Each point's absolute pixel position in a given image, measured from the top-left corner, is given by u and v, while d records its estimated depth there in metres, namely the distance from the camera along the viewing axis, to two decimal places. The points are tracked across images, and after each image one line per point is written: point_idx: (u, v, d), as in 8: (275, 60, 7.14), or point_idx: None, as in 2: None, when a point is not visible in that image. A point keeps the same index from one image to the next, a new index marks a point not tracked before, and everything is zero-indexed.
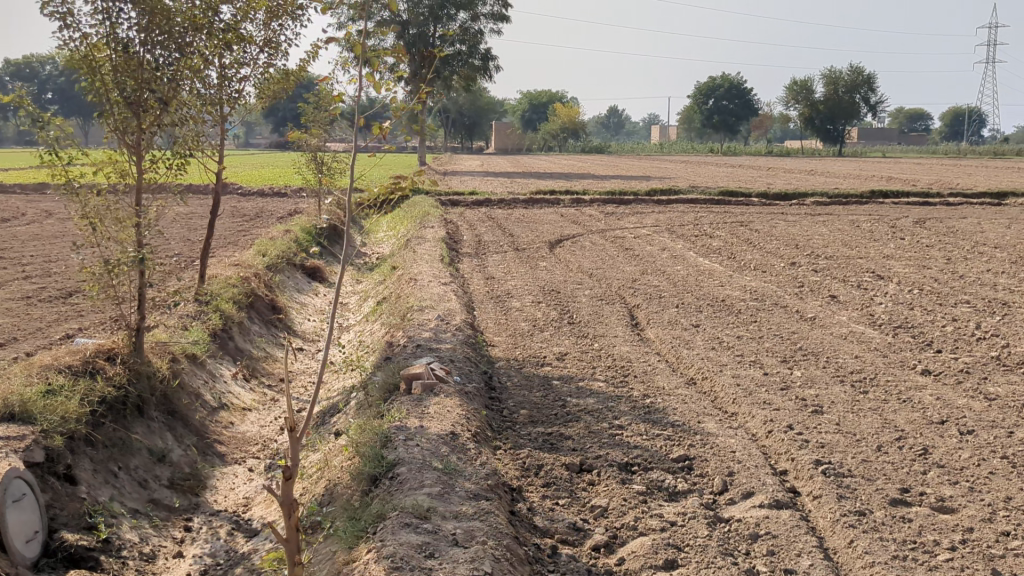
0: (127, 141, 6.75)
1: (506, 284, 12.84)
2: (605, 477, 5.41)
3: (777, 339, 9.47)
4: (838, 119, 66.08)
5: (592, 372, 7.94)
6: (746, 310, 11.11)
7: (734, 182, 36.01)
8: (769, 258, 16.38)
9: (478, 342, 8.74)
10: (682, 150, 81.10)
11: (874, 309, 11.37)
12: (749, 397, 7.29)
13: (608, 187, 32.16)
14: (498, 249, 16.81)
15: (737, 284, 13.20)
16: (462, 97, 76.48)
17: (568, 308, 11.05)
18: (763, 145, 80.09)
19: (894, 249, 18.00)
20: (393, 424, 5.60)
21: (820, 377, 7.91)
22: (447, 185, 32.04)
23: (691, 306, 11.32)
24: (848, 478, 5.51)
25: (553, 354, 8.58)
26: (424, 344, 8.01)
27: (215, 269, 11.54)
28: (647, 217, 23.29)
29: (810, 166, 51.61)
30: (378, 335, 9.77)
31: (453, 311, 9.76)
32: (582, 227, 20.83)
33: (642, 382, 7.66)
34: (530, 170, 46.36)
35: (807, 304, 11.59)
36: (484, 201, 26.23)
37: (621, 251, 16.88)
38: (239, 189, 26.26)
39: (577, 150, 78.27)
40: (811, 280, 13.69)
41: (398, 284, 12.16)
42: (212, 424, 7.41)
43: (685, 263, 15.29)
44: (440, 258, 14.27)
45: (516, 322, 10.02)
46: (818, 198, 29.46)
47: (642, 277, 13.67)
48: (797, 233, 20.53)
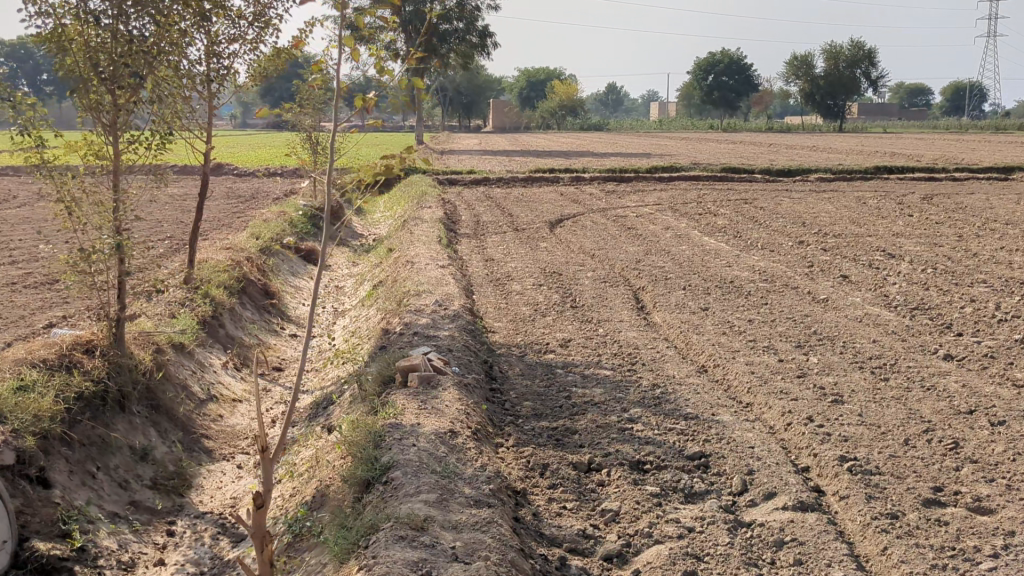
0: (102, 120, 6.31)
1: (506, 266, 12.46)
2: (615, 477, 5.04)
3: (790, 323, 9.10)
4: (839, 95, 65.41)
5: (599, 360, 7.57)
6: (756, 292, 10.73)
7: (736, 159, 35.54)
8: (775, 236, 16.00)
9: (479, 329, 8.36)
10: (682, 126, 80.48)
11: (888, 289, 10.99)
12: (765, 386, 6.93)
13: (609, 164, 31.72)
14: (498, 229, 16.41)
15: (745, 264, 12.82)
16: (460, 75, 75.76)
17: (571, 291, 10.67)
18: (763, 121, 79.44)
19: (903, 226, 17.60)
20: (388, 421, 5.22)
21: (837, 364, 7.55)
22: (445, 163, 31.58)
23: (698, 287, 10.94)
24: (876, 477, 5.15)
25: (557, 341, 8.20)
26: (422, 332, 7.63)
27: (206, 253, 11.15)
28: (649, 195, 22.88)
29: (811, 142, 51.08)
30: (375, 320, 9.39)
31: (452, 296, 9.38)
32: (583, 206, 20.43)
33: (651, 371, 7.29)
34: (529, 147, 45.86)
35: (818, 285, 11.21)
36: (483, 180, 25.80)
37: (624, 230, 16.48)
38: (235, 170, 25.84)
39: (576, 127, 77.66)
40: (821, 259, 13.31)
41: (395, 267, 11.76)
42: (199, 418, 7.03)
43: (689, 243, 14.91)
44: (438, 239, 13.88)
45: (517, 307, 9.63)
46: (822, 174, 29.00)
47: (647, 258, 13.29)
48: (802, 211, 20.12)
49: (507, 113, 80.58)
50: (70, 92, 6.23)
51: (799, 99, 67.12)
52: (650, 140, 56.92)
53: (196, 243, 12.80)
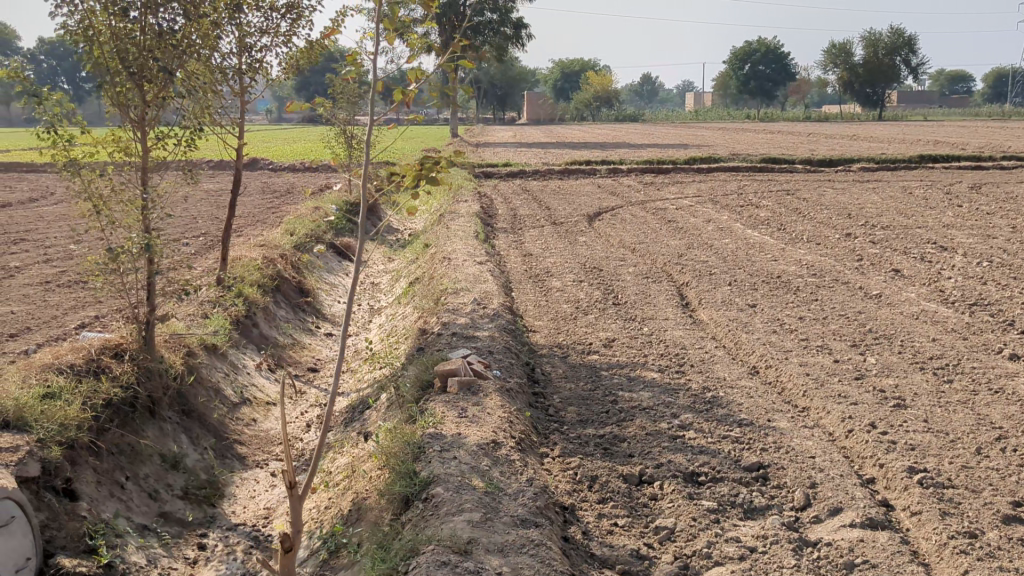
0: (131, 115, 6.06)
1: (545, 261, 12.17)
2: (669, 492, 4.73)
3: (843, 321, 8.71)
4: (878, 82, 64.20)
5: (645, 361, 7.26)
6: (805, 287, 10.34)
7: (775, 149, 34.92)
8: (821, 228, 15.53)
9: (519, 329, 8.07)
10: (718, 117, 79.57)
11: (943, 284, 10.55)
12: (821, 389, 6.59)
13: (645, 155, 31.32)
14: (535, 223, 16.12)
15: (791, 258, 12.42)
16: (494, 67, 75.49)
17: (613, 287, 10.35)
18: (801, 110, 78.29)
19: (953, 217, 17.04)
20: (427, 431, 4.95)
21: (898, 365, 7.16)
22: (480, 156, 31.35)
23: (744, 283, 10.57)
24: (949, 491, 4.79)
25: (600, 340, 7.88)
26: (461, 332, 7.36)
27: (240, 250, 10.99)
28: (688, 187, 22.46)
29: (853, 131, 50.09)
30: (412, 319, 9.14)
31: (491, 294, 9.10)
32: (621, 198, 20.08)
33: (701, 373, 6.96)
34: (564, 138, 45.54)
35: (870, 280, 10.78)
36: (518, 172, 25.51)
37: (663, 223, 16.11)
38: (270, 165, 25.77)
39: (610, 118, 77.09)
40: (870, 252, 12.86)
41: (432, 263, 11.52)
42: (232, 423, 6.82)
43: (732, 235, 14.52)
44: (475, 234, 13.61)
45: (557, 305, 9.32)
46: (866, 163, 28.34)
47: (689, 252, 12.93)
48: (847, 202, 19.58)
49: (541, 105, 80.15)
50: (97, 88, 6.00)
51: (837, 87, 66.00)
52: (687, 130, 56.32)
53: (231, 241, 12.67)
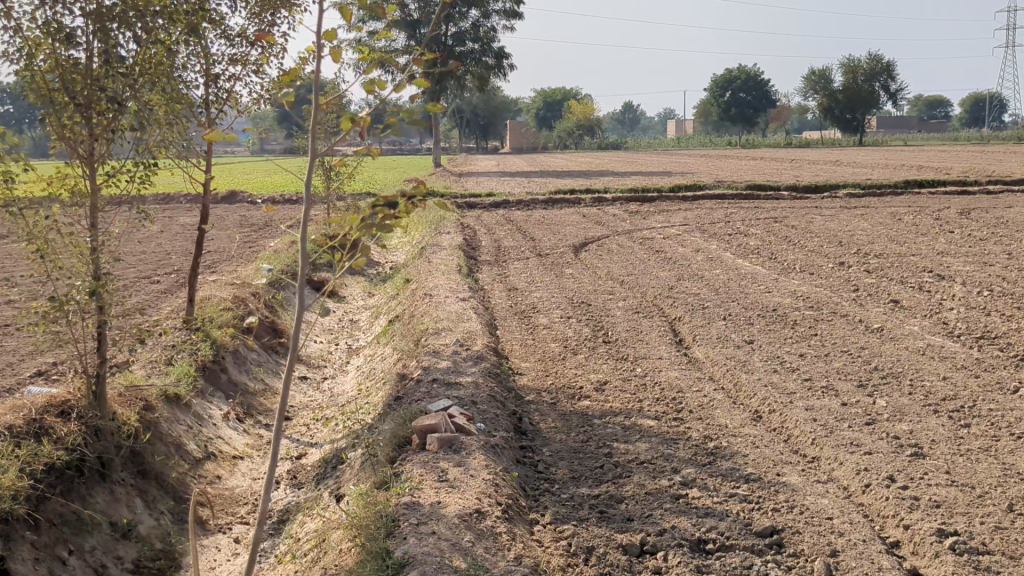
0: (80, 150, 5.55)
1: (531, 296, 11.71)
2: (675, 565, 4.22)
3: (847, 357, 8.25)
4: (858, 109, 64.41)
5: (640, 407, 6.77)
6: (802, 321, 9.90)
7: (760, 175, 34.70)
8: (813, 257, 15.15)
9: (504, 372, 7.56)
10: (700, 144, 79.72)
11: (945, 315, 10.13)
12: (831, 437, 6.11)
13: (630, 184, 31.01)
14: (520, 255, 15.68)
15: (785, 289, 12.01)
16: (476, 96, 75.54)
17: (603, 323, 9.88)
18: (782, 136, 78.50)
19: (946, 243, 16.70)
20: (403, 499, 4.44)
21: (910, 408, 6.69)
22: (463, 186, 30.99)
23: (739, 317, 10.12)
24: (987, 559, 4.30)
25: (591, 384, 7.39)
26: (441, 378, 6.85)
27: (211, 289, 10.47)
28: (674, 215, 22.09)
29: (833, 156, 50.11)
30: (390, 361, 8.63)
31: (474, 334, 8.59)
32: (607, 228, 19.67)
33: (700, 420, 6.47)
34: (548, 167, 45.34)
35: (869, 312, 10.36)
36: (502, 202, 25.12)
37: (651, 253, 15.70)
38: (248, 197, 25.32)
39: (593, 147, 77.09)
40: (866, 282, 12.46)
41: (412, 299, 11.03)
42: (193, 483, 6.27)
43: (723, 266, 14.11)
44: (458, 268, 13.14)
45: (544, 344, 8.83)
46: (851, 189, 28.13)
47: (680, 284, 12.49)
48: (837, 229, 19.25)
49: (524, 134, 80.17)
50: (40, 121, 5.49)
51: (818, 113, 66.22)
52: (671, 157, 56.32)
53: (204, 280, 12.16)
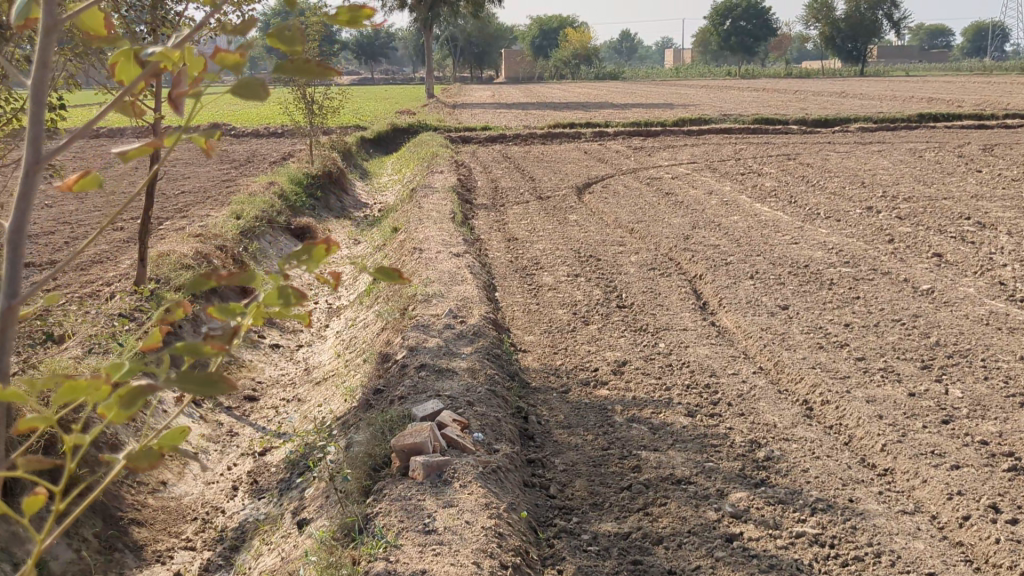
0: None
1: (533, 247, 10.56)
2: None
3: (901, 329, 7.11)
4: (860, 38, 62.23)
5: (667, 397, 5.68)
6: (840, 280, 8.75)
7: (767, 108, 33.22)
8: (836, 200, 13.96)
9: (505, 351, 6.45)
10: (699, 73, 77.72)
11: (999, 273, 8.97)
12: (906, 441, 5.01)
13: (632, 117, 29.63)
14: (519, 197, 14.48)
15: (813, 239, 10.85)
16: (470, 22, 73.51)
17: (614, 283, 8.73)
18: (784, 65, 76.34)
19: (977, 184, 15.45)
20: (378, 564, 3.34)
21: (992, 400, 5.57)
22: (456, 118, 29.59)
23: (768, 275, 8.98)
24: None
25: (608, 365, 6.27)
26: (430, 364, 5.74)
27: (172, 243, 9.32)
28: (680, 152, 20.79)
29: (836, 88, 48.39)
30: (374, 332, 7.52)
31: (469, 301, 7.42)
32: (610, 166, 18.41)
33: (743, 416, 5.37)
34: (544, 98, 43.88)
35: (913, 268, 9.21)
36: (497, 136, 23.77)
37: (660, 196, 14.53)
38: (232, 132, 24.11)
39: (590, 76, 75.23)
40: (900, 231, 11.29)
41: (400, 253, 9.88)
42: (130, 495, 5.22)
43: (740, 211, 12.95)
44: (452, 214, 11.93)
45: (548, 313, 7.68)
46: (863, 123, 26.74)
47: (695, 232, 11.36)
48: (855, 167, 17.99)
49: (519, 63, 78.19)
50: None
51: (820, 43, 64.16)
52: (671, 88, 54.68)
53: (169, 230, 11.03)
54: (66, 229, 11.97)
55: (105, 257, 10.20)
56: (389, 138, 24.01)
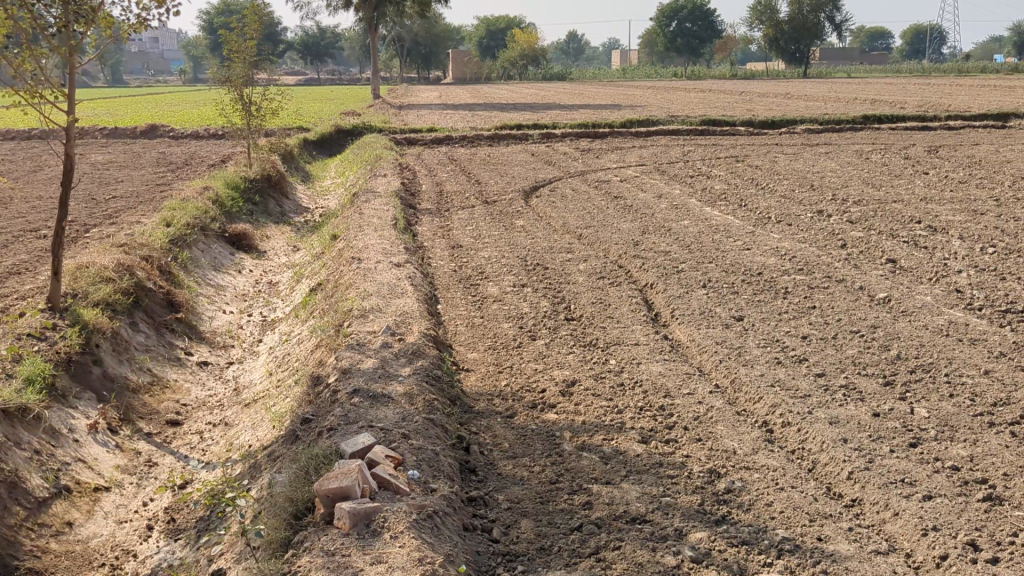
0: None
1: (478, 255, 10.15)
2: None
3: (860, 342, 6.82)
4: (803, 40, 62.73)
5: (620, 420, 5.30)
6: (795, 288, 8.47)
7: (714, 109, 33.16)
8: (786, 203, 13.78)
9: (447, 371, 6.04)
10: (646, 74, 77.94)
11: (954, 280, 8.78)
12: (873, 468, 4.70)
13: (580, 117, 29.35)
14: (464, 202, 14.06)
15: (765, 244, 10.60)
16: (418, 20, 72.96)
17: (563, 294, 8.35)
18: (729, 66, 76.78)
19: (924, 187, 15.39)
20: None
21: (960, 420, 5.29)
22: (402, 119, 29.14)
23: (721, 283, 8.67)
24: None
25: (556, 385, 5.89)
26: (364, 389, 5.29)
27: (92, 253, 8.75)
28: (629, 153, 20.54)
29: (781, 89, 48.64)
30: (308, 350, 7.05)
31: (408, 316, 6.99)
32: (558, 168, 18.06)
33: (700, 442, 5.01)
34: (492, 99, 43.53)
35: (868, 276, 8.98)
36: (443, 138, 23.31)
37: (609, 199, 14.22)
38: (170, 134, 23.36)
39: (537, 77, 75.07)
40: (852, 236, 11.10)
41: (338, 262, 9.41)
42: (29, 539, 4.71)
43: (690, 215, 12.68)
44: (394, 220, 11.48)
45: (493, 327, 7.29)
46: (810, 124, 26.78)
47: (645, 238, 11.05)
48: (804, 169, 17.87)
49: (466, 63, 77.66)
50: None
51: (764, 45, 64.58)
52: (619, 89, 54.73)
53: (92, 238, 10.41)
54: None
55: (23, 267, 9.58)
56: (332, 139, 23.44)
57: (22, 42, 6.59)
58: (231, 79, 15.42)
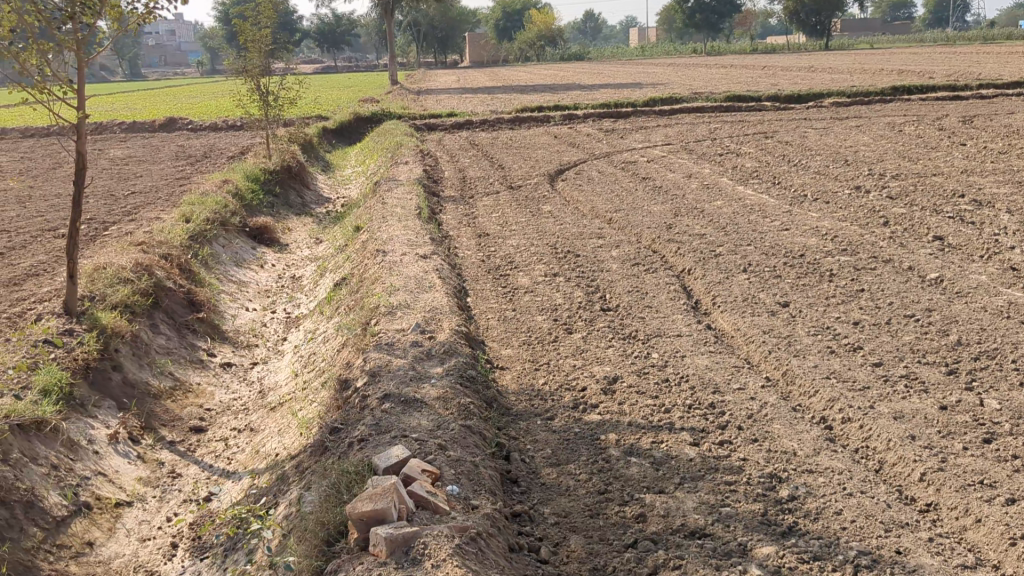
0: None
1: (506, 244, 9.82)
2: None
3: (917, 327, 6.44)
4: (825, 12, 61.55)
5: (668, 420, 4.96)
6: (840, 271, 8.08)
7: (737, 85, 32.51)
8: (822, 180, 13.32)
9: (482, 371, 5.72)
10: (664, 52, 77.01)
11: (1008, 257, 8.35)
12: (948, 469, 4.34)
13: (602, 97, 28.85)
14: (489, 188, 13.73)
15: (804, 224, 10.20)
16: (433, 5, 72.42)
17: (596, 283, 8.00)
18: (749, 41, 75.65)
19: (963, 159, 14.86)
20: None
21: None
22: (422, 104, 28.79)
23: (762, 267, 8.28)
24: None
25: (597, 383, 5.56)
26: (395, 394, 4.98)
27: (110, 253, 8.50)
28: (654, 133, 20.09)
29: (802, 62, 47.68)
30: (334, 350, 6.75)
31: (438, 312, 6.67)
32: (583, 150, 17.68)
33: (757, 443, 4.67)
34: (510, 82, 43.09)
35: (916, 255, 8.57)
36: (464, 123, 22.94)
37: (638, 181, 13.83)
38: (189, 126, 23.16)
39: (555, 58, 74.37)
40: (894, 212, 10.66)
41: (363, 255, 9.11)
42: (47, 564, 4.46)
43: (723, 195, 12.28)
44: (418, 209, 11.16)
45: (526, 321, 6.96)
46: (838, 97, 26.16)
47: (678, 220, 10.67)
48: (836, 144, 17.36)
49: (482, 46, 77.06)
50: None
51: (785, 18, 63.44)
52: (638, 67, 53.96)
53: (111, 238, 10.18)
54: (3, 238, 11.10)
55: (41, 269, 9.37)
56: (352, 127, 23.16)
57: (27, 36, 6.28)
58: (248, 69, 15.11)
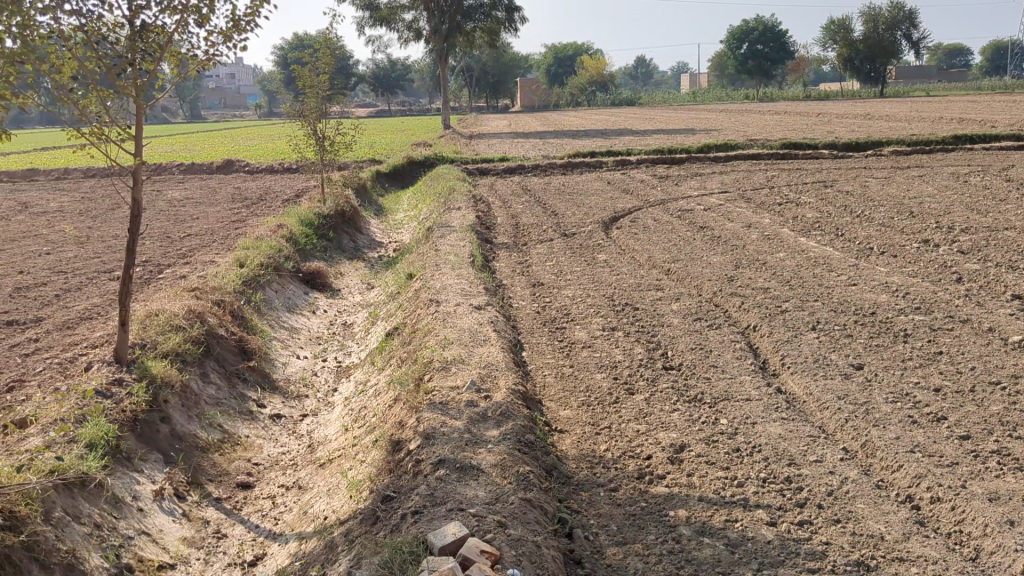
0: None
1: (562, 294, 9.58)
2: None
3: (1003, 396, 6.05)
4: (880, 59, 60.97)
5: (741, 495, 4.63)
6: (914, 331, 7.69)
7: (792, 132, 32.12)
8: (886, 232, 12.90)
9: (541, 434, 5.45)
10: (716, 97, 76.81)
11: None
12: None
13: (655, 143, 28.66)
14: (543, 235, 13.53)
15: (871, 279, 9.81)
16: (485, 51, 73.19)
17: (657, 339, 7.71)
18: (802, 88, 75.16)
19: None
20: None
21: None
22: (475, 149, 28.84)
23: (831, 325, 7.92)
24: None
25: (663, 450, 5.26)
26: (452, 459, 4.73)
27: (164, 297, 8.42)
28: (709, 180, 19.79)
29: (857, 109, 47.11)
30: (386, 404, 6.53)
31: (494, 368, 6.43)
32: (638, 197, 17.43)
33: (841, 524, 4.33)
34: (561, 127, 43.16)
35: (994, 315, 8.14)
36: (517, 168, 22.86)
37: (695, 230, 13.53)
38: (245, 169, 23.38)
39: (605, 104, 74.57)
40: (967, 268, 10.22)
41: (416, 304, 8.92)
42: None
43: (784, 246, 11.93)
44: (472, 257, 10.98)
45: (586, 379, 6.69)
46: (897, 146, 25.65)
47: (739, 272, 10.36)
48: (898, 194, 16.92)
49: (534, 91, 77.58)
50: None
51: (839, 65, 62.95)
52: (689, 112, 53.83)
53: (166, 281, 10.14)
54: (60, 279, 11.13)
55: (95, 312, 9.34)
56: (405, 171, 23.21)
57: (88, 82, 6.24)
58: (305, 112, 15.19)
